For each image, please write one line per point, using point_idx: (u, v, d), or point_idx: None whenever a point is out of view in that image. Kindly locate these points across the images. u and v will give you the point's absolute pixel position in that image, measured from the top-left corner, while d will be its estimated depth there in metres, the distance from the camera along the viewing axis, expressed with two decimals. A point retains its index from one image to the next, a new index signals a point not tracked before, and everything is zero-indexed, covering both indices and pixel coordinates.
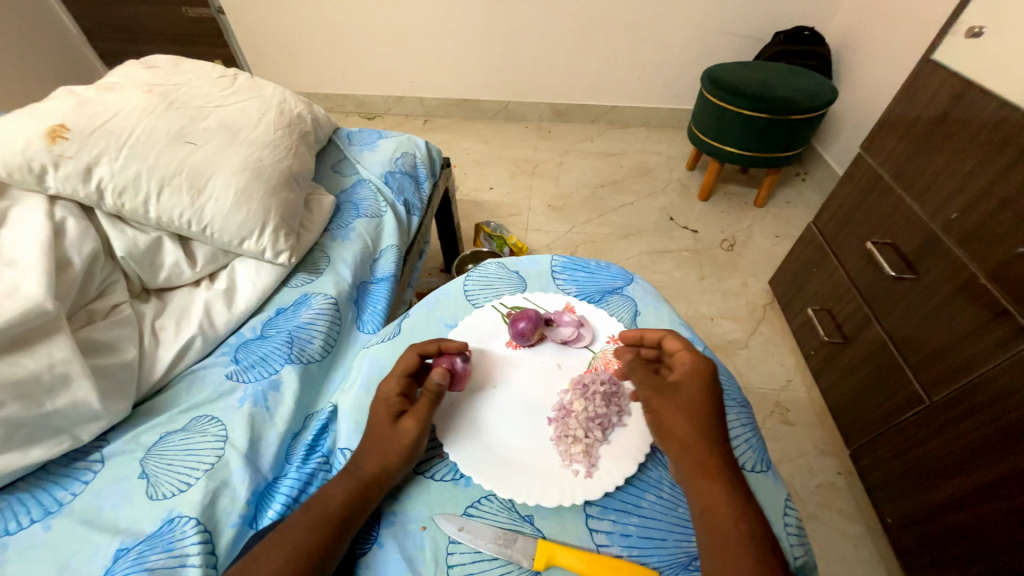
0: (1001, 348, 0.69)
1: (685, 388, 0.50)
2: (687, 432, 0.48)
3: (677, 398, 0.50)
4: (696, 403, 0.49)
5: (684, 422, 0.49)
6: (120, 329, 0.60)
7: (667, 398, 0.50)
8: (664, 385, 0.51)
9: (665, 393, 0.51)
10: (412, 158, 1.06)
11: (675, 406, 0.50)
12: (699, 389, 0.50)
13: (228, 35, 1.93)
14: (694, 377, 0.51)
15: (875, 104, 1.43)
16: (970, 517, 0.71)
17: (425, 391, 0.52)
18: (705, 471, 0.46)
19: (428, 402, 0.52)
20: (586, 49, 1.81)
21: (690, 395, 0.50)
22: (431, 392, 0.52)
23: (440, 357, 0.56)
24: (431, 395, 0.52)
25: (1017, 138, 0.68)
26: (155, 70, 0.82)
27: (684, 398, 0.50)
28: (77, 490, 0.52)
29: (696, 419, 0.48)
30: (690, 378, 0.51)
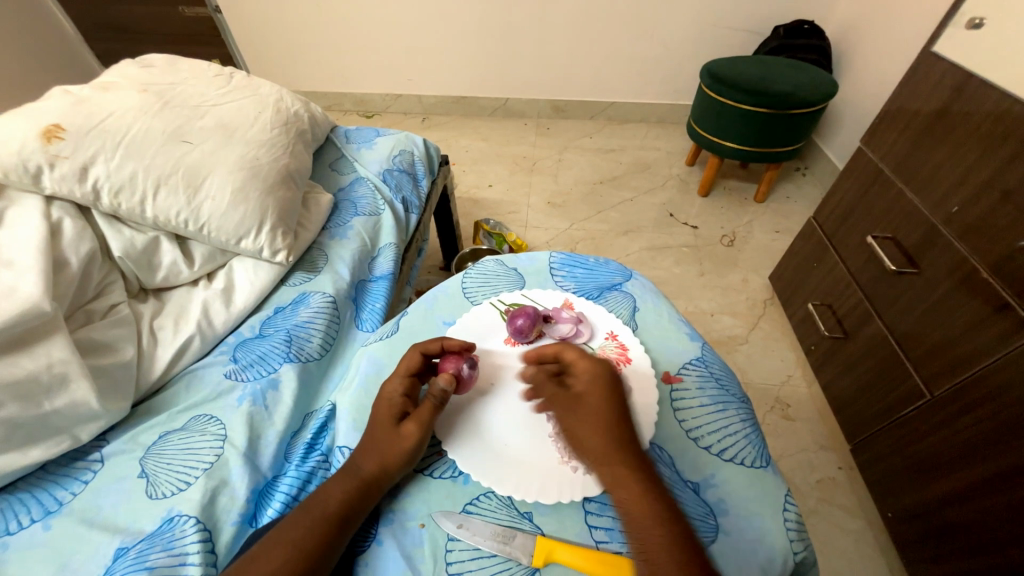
0: (1002, 342, 0.69)
1: (587, 400, 0.50)
2: (596, 445, 0.47)
3: (581, 412, 0.49)
4: (601, 413, 0.49)
5: (591, 435, 0.48)
6: (118, 329, 0.60)
7: (573, 413, 0.50)
8: (570, 401, 0.51)
9: (571, 410, 0.50)
10: (410, 156, 1.05)
11: (581, 420, 0.49)
12: (600, 397, 0.50)
13: (226, 34, 1.92)
14: (593, 387, 0.50)
15: (876, 97, 1.42)
16: (971, 511, 0.71)
17: (429, 395, 0.52)
18: (617, 482, 0.45)
19: (431, 406, 0.52)
20: (585, 45, 1.80)
21: (590, 404, 0.49)
22: (435, 395, 0.52)
23: (444, 357, 0.56)
24: (435, 399, 0.52)
25: (1018, 130, 0.68)
26: (151, 69, 0.81)
27: (589, 410, 0.49)
28: (77, 489, 0.53)
29: (601, 430, 0.47)
30: (591, 387, 0.50)
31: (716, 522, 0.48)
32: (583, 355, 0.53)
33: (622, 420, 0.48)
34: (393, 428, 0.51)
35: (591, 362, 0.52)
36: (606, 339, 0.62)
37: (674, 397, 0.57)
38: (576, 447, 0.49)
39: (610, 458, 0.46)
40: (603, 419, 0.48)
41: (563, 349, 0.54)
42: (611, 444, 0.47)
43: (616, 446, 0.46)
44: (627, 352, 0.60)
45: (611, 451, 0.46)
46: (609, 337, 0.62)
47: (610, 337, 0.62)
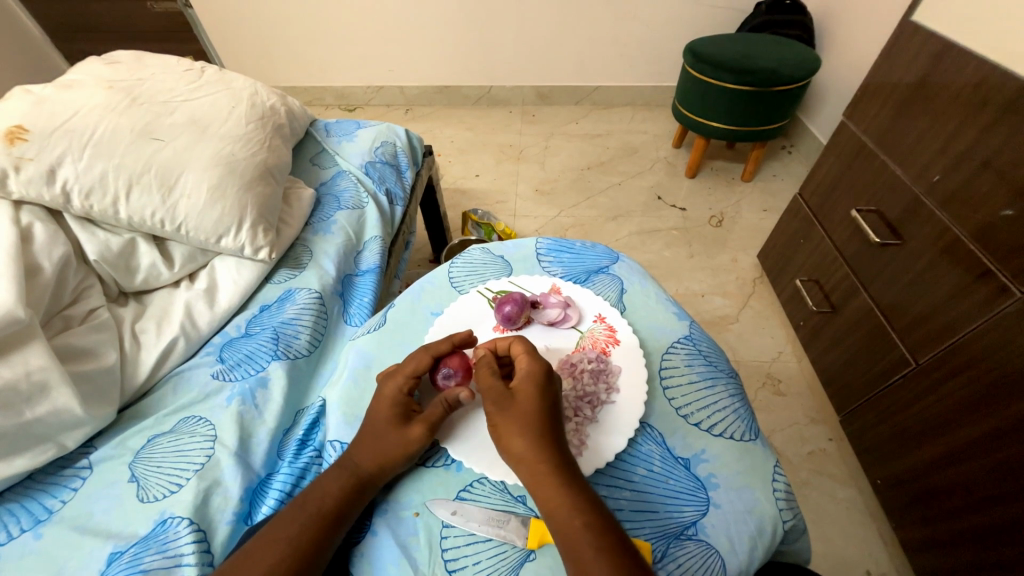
0: (985, 308, 0.70)
1: (518, 401, 0.48)
2: (526, 449, 0.46)
3: (514, 411, 0.48)
4: (533, 414, 0.47)
5: (520, 439, 0.46)
6: (99, 334, 0.59)
7: (507, 411, 0.48)
8: (506, 396, 0.49)
9: (507, 407, 0.49)
10: (392, 147, 1.04)
11: (515, 419, 0.48)
12: (531, 400, 0.48)
13: (198, 30, 1.87)
14: (524, 389, 0.49)
15: (857, 71, 1.43)
16: (955, 475, 0.73)
17: (443, 399, 0.51)
18: (549, 488, 0.44)
19: (442, 410, 0.51)
20: (567, 29, 1.78)
21: (525, 404, 0.48)
22: (447, 402, 0.51)
23: (449, 357, 0.55)
24: (446, 404, 0.51)
25: (997, 98, 0.68)
26: (118, 66, 0.79)
27: (518, 412, 0.48)
28: (67, 497, 0.52)
29: (529, 430, 0.47)
30: (523, 390, 0.49)
31: (707, 495, 0.48)
32: (522, 354, 0.52)
33: (551, 419, 0.48)
34: (382, 418, 0.51)
35: (526, 363, 0.51)
36: (594, 322, 0.62)
37: (664, 374, 0.57)
38: (504, 451, 0.48)
39: (540, 466, 0.45)
40: (534, 424, 0.47)
41: (514, 342, 0.54)
42: (543, 447, 0.46)
43: (546, 452, 0.46)
44: (615, 334, 0.60)
45: (540, 456, 0.45)
46: (597, 319, 0.62)
47: (598, 319, 0.62)
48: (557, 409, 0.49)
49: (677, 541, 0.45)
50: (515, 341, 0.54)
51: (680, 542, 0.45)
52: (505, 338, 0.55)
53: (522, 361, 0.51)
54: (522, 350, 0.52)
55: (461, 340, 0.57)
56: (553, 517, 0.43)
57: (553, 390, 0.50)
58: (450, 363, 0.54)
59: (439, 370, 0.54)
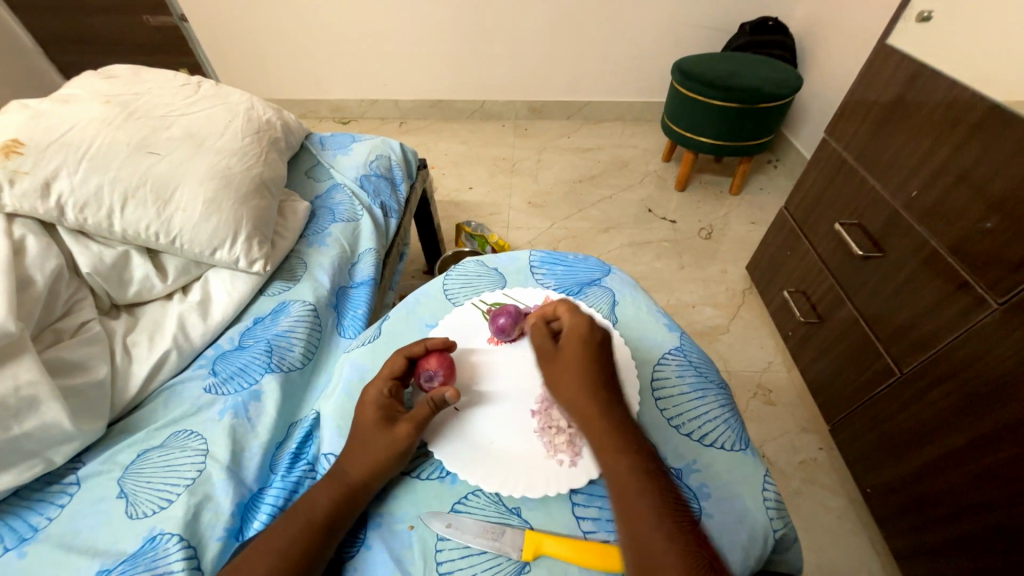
0: (964, 317, 0.72)
1: (569, 358, 0.50)
2: (579, 401, 0.48)
3: (563, 365, 0.50)
4: (578, 363, 0.50)
5: (568, 385, 0.49)
6: (90, 347, 0.59)
7: (557, 365, 0.51)
8: (556, 352, 0.52)
9: (557, 361, 0.51)
10: (387, 160, 1.05)
11: (565, 372, 0.50)
12: (581, 356, 0.50)
13: (194, 44, 1.89)
14: (574, 347, 0.51)
15: (837, 89, 1.48)
16: (941, 482, 0.74)
17: (428, 399, 0.51)
18: (597, 430, 0.46)
19: (429, 410, 0.51)
20: (558, 46, 1.82)
21: (575, 360, 0.50)
22: (433, 401, 0.51)
23: (427, 360, 0.55)
24: (433, 405, 0.51)
25: (968, 116, 0.71)
26: (114, 81, 0.80)
27: (569, 367, 0.50)
28: (52, 514, 0.51)
29: (574, 378, 0.49)
30: (571, 347, 0.51)
31: (698, 505, 0.49)
32: (570, 314, 0.54)
33: (596, 367, 0.50)
34: (377, 428, 0.51)
35: (574, 324, 0.53)
36: None
37: (655, 384, 0.58)
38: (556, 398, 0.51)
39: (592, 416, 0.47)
40: (585, 378, 0.49)
41: (561, 303, 0.55)
42: (594, 399, 0.48)
43: (593, 396, 0.48)
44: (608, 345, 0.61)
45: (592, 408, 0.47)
46: None
47: None
48: (607, 364, 0.51)
49: None
50: (564, 303, 0.55)
51: None
52: (555, 301, 0.57)
53: (571, 320, 0.53)
54: (569, 310, 0.54)
55: (434, 344, 0.57)
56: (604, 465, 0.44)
57: (602, 348, 0.52)
58: (428, 365, 0.55)
59: (420, 375, 0.55)
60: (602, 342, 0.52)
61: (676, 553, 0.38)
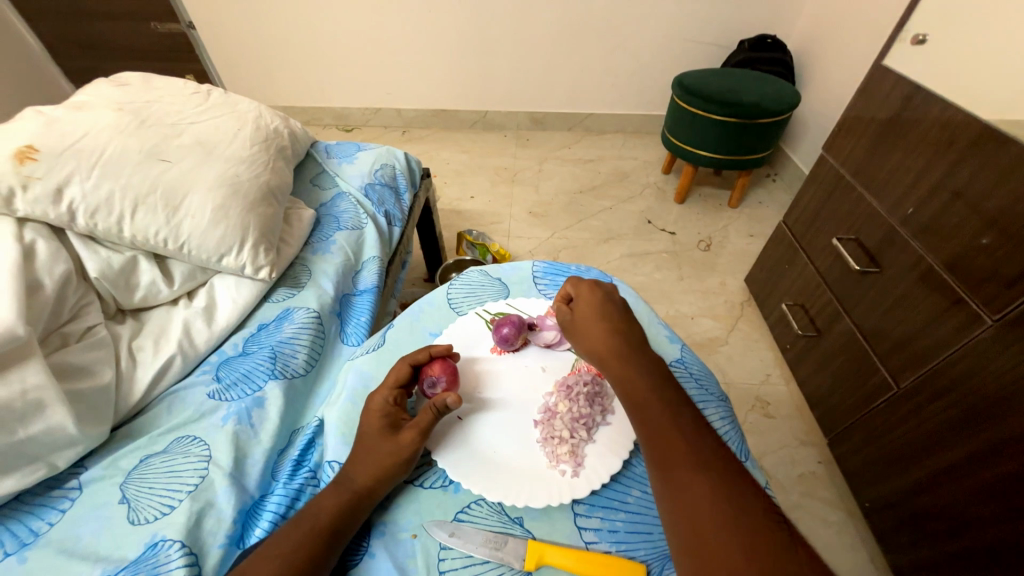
0: (960, 333, 0.73)
1: (590, 325, 0.56)
2: (604, 360, 0.53)
3: (580, 323, 0.56)
4: (593, 317, 0.56)
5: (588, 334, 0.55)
6: (96, 352, 0.59)
7: (578, 331, 0.56)
8: (574, 321, 0.57)
9: (577, 329, 0.56)
10: (391, 169, 1.06)
11: (590, 337, 0.55)
12: (601, 323, 0.55)
13: (201, 51, 1.91)
14: (592, 315, 0.56)
15: (835, 106, 1.51)
16: (939, 497, 0.75)
17: (431, 404, 0.52)
18: (617, 370, 0.52)
19: (432, 416, 0.52)
20: (561, 59, 1.85)
21: (594, 324, 0.55)
22: (435, 407, 0.52)
23: (430, 366, 0.56)
24: (436, 410, 0.52)
25: (962, 136, 0.73)
26: (125, 88, 0.81)
27: (592, 332, 0.55)
28: (54, 519, 0.51)
29: (591, 327, 0.55)
30: (590, 315, 0.56)
31: None
32: (582, 287, 0.59)
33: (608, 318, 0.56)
34: (383, 435, 0.51)
35: (591, 295, 0.58)
36: None
37: None
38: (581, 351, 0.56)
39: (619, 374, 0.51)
40: (608, 342, 0.54)
41: (573, 279, 0.61)
42: (618, 357, 0.52)
43: (608, 341, 0.54)
44: None
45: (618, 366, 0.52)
46: None
47: None
48: (628, 329, 0.55)
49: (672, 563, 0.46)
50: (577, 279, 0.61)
51: None
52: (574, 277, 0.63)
53: (587, 291, 0.59)
54: (580, 284, 0.60)
55: (439, 350, 0.57)
56: (635, 416, 0.49)
57: (619, 315, 0.56)
58: (432, 371, 0.56)
59: (423, 382, 0.56)
60: (618, 310, 0.57)
61: (706, 485, 0.41)
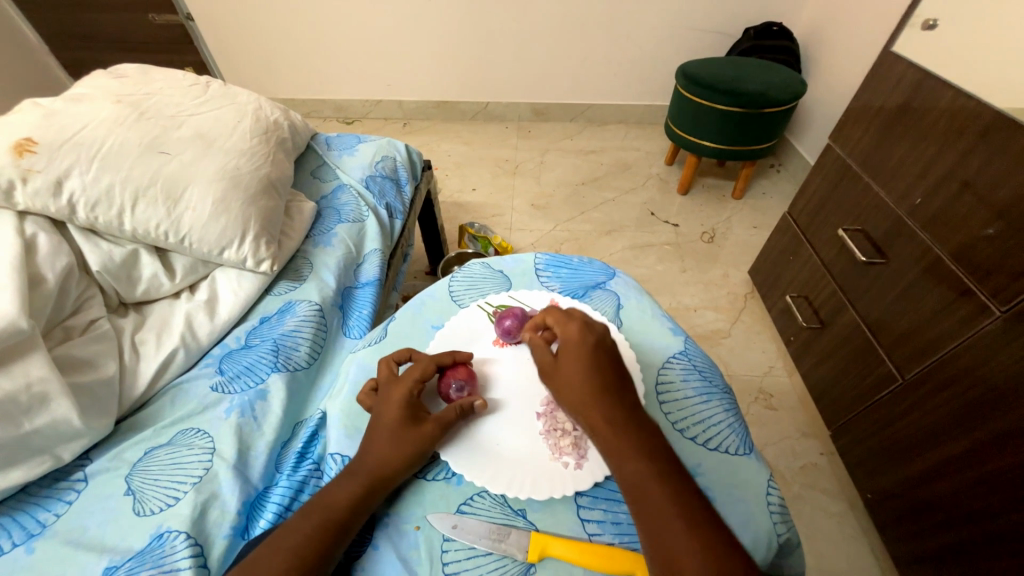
0: (966, 325, 0.72)
1: (571, 367, 0.50)
2: (586, 415, 0.48)
3: (563, 381, 0.50)
4: (577, 375, 0.49)
5: (573, 399, 0.48)
6: (99, 345, 0.59)
7: (559, 388, 0.50)
8: (555, 373, 0.51)
9: (557, 380, 0.50)
10: (392, 162, 1.06)
11: (574, 395, 0.49)
12: (583, 364, 0.50)
13: (199, 42, 1.89)
14: (574, 357, 0.50)
15: (841, 95, 1.48)
16: (942, 489, 0.75)
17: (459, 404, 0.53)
18: (607, 439, 0.46)
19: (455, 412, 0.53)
20: (563, 49, 1.83)
21: (576, 369, 0.50)
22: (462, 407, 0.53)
23: (453, 371, 0.56)
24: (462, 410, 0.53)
25: (973, 125, 0.72)
26: (123, 80, 0.80)
27: (574, 376, 0.49)
28: (61, 510, 0.52)
29: (579, 390, 0.48)
30: (571, 357, 0.50)
31: None
32: (568, 322, 0.53)
33: (599, 376, 0.49)
34: (400, 425, 0.51)
35: (572, 332, 0.52)
36: None
37: (659, 389, 0.59)
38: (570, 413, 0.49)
39: (602, 426, 0.46)
40: (590, 388, 0.48)
41: (556, 313, 0.54)
42: (605, 419, 0.47)
43: (600, 407, 0.47)
44: None
45: (600, 416, 0.47)
46: None
47: None
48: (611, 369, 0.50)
49: None
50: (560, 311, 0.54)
51: None
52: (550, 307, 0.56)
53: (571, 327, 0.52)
54: (565, 320, 0.53)
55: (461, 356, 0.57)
56: (619, 473, 0.44)
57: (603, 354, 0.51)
58: (456, 376, 0.55)
59: (448, 385, 0.55)
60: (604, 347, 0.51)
61: None
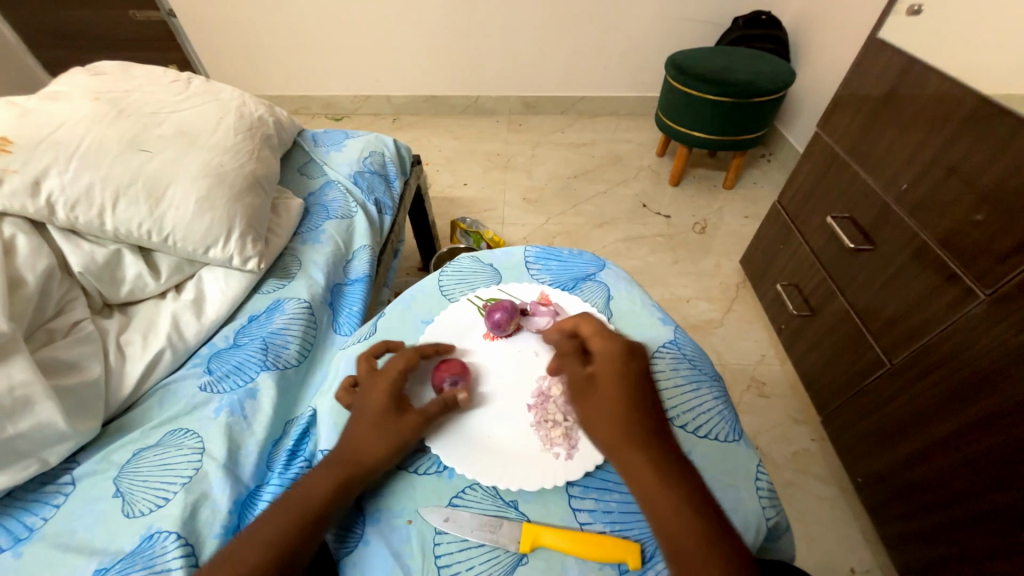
0: (952, 309, 0.73)
1: (602, 375, 0.52)
2: (621, 444, 0.48)
3: (601, 404, 0.50)
4: (617, 400, 0.50)
5: (609, 426, 0.49)
6: (83, 347, 0.58)
7: (593, 411, 0.50)
8: (591, 395, 0.51)
9: (591, 403, 0.51)
10: (381, 157, 1.05)
11: (609, 421, 0.49)
12: (615, 375, 0.52)
13: (182, 39, 1.86)
14: (607, 366, 0.53)
15: (829, 83, 1.49)
16: (930, 471, 0.76)
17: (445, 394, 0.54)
18: (643, 473, 0.46)
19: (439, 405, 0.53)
20: (552, 41, 1.82)
21: (615, 394, 0.50)
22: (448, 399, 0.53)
23: (445, 365, 0.57)
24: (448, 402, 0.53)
25: (959, 110, 0.72)
26: (102, 77, 0.78)
27: (606, 386, 0.51)
28: (48, 514, 0.51)
29: (615, 417, 0.49)
30: (603, 365, 0.53)
31: None
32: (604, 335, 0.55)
33: (639, 404, 0.50)
34: (385, 414, 0.51)
35: (606, 346, 0.54)
36: None
37: None
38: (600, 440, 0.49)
39: (626, 438, 0.48)
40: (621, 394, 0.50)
41: (598, 334, 0.55)
42: (642, 450, 0.47)
43: (637, 436, 0.48)
44: None
45: (626, 428, 0.48)
46: None
47: None
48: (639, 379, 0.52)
49: None
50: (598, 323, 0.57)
51: None
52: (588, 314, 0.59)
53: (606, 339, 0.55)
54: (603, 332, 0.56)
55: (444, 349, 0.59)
56: (637, 492, 0.45)
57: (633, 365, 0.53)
58: (449, 369, 0.56)
59: (441, 377, 0.56)
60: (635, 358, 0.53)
61: None
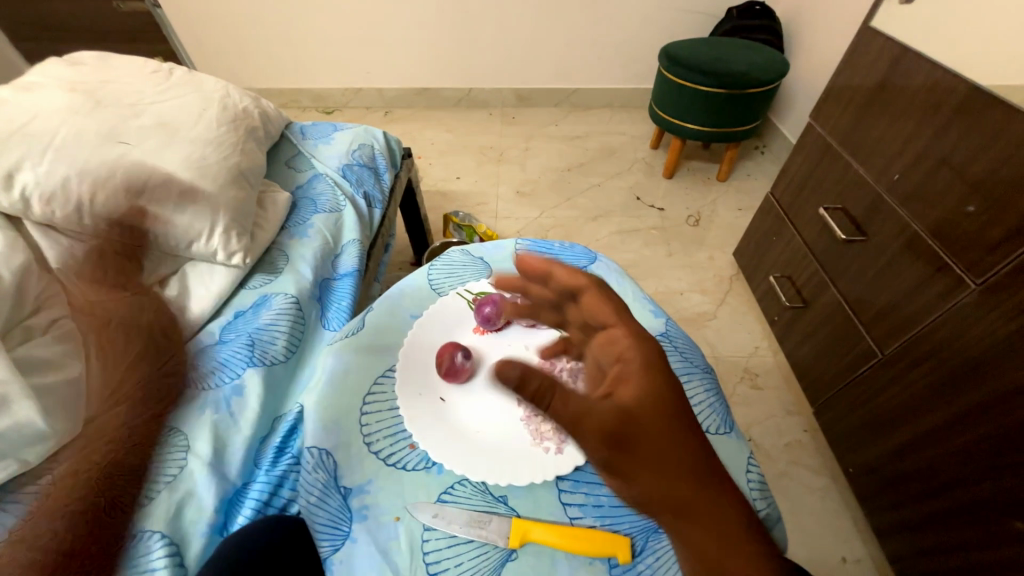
0: (943, 299, 0.73)
1: (649, 404, 0.37)
2: (684, 502, 0.35)
3: (648, 445, 0.35)
4: (669, 436, 0.36)
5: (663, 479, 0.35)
6: (63, 344, 0.56)
7: (639, 458, 0.35)
8: (632, 431, 0.36)
9: (633, 443, 0.35)
10: (370, 150, 1.03)
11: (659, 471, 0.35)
12: (661, 405, 0.37)
13: (167, 29, 1.81)
14: (652, 395, 0.38)
15: (822, 73, 1.48)
16: (921, 461, 0.76)
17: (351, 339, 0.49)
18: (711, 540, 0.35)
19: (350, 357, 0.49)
20: (545, 32, 1.80)
21: (664, 427, 0.36)
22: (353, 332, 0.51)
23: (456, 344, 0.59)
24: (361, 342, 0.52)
25: (950, 99, 0.72)
26: (80, 67, 0.76)
27: (652, 420, 0.36)
28: (29, 519, 0.49)
29: (673, 466, 0.35)
30: (646, 395, 0.38)
31: None
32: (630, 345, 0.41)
33: (689, 438, 0.37)
34: None
35: (636, 359, 0.41)
36: None
37: None
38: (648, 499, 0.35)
39: (688, 492, 0.35)
40: (677, 437, 0.37)
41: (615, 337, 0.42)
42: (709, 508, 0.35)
43: (700, 490, 0.35)
44: None
45: (688, 474, 0.35)
46: None
47: None
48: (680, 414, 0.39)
49: (656, 534, 0.46)
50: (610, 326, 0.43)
51: (659, 536, 0.46)
52: (596, 304, 0.44)
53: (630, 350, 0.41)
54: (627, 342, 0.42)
55: None
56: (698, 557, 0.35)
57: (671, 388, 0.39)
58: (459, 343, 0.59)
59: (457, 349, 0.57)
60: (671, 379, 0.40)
61: None
